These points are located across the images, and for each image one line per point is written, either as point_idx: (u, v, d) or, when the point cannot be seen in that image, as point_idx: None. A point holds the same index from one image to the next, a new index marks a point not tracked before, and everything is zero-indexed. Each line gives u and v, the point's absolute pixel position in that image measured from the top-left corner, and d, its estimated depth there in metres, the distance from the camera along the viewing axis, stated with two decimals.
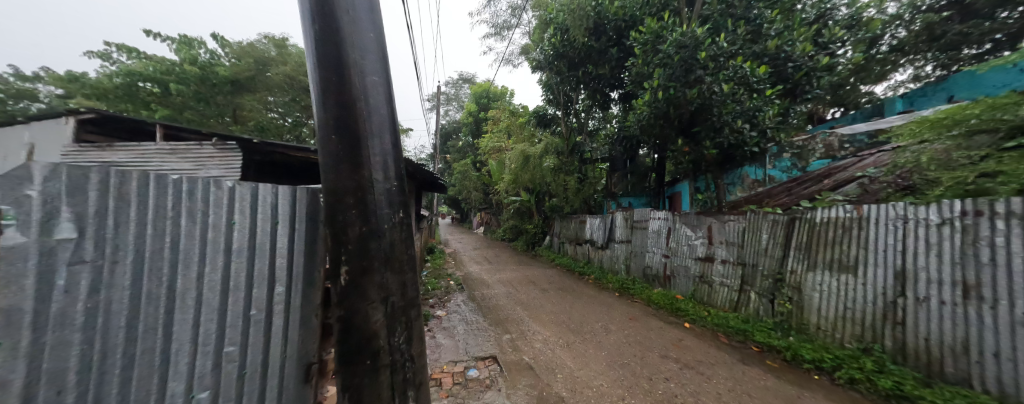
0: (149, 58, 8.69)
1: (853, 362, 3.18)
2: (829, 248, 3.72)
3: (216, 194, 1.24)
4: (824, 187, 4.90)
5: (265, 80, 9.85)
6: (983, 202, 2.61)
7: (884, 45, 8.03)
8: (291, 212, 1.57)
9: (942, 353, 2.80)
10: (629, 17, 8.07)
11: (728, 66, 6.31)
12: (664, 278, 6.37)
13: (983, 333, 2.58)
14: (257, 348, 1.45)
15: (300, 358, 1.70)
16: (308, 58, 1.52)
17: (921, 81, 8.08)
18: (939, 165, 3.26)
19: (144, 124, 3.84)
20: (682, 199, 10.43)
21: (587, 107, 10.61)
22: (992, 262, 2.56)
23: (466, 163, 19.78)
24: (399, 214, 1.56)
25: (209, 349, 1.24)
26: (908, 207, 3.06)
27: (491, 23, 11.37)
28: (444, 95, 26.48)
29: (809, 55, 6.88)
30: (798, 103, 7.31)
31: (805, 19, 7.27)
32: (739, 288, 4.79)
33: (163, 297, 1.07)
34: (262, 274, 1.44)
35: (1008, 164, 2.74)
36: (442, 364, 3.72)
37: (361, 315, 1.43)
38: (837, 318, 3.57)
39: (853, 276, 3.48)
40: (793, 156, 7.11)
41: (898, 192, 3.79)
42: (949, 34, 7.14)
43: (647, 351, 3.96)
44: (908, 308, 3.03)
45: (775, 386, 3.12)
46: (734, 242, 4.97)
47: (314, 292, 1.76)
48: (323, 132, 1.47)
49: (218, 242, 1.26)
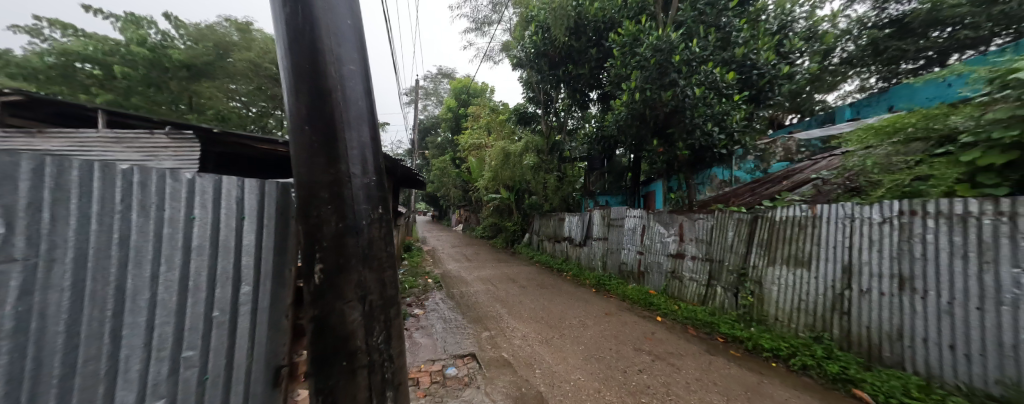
0: (89, 36, 7.74)
1: (806, 350, 3.47)
2: (787, 244, 4.02)
3: (174, 186, 1.14)
4: (782, 188, 5.25)
5: (227, 67, 9.14)
6: (917, 203, 2.91)
7: (836, 57, 8.98)
8: (259, 207, 1.48)
9: (880, 339, 3.11)
10: (607, 19, 8.31)
11: (700, 71, 6.60)
12: (639, 275, 6.62)
13: (915, 321, 2.88)
14: (219, 353, 1.34)
15: (268, 362, 1.61)
16: (278, 44, 1.42)
17: (865, 91, 8.92)
18: (880, 169, 3.57)
19: (80, 108, 3.42)
20: (656, 199, 10.86)
21: (567, 107, 10.63)
22: (923, 256, 2.86)
23: (446, 160, 19.57)
24: (378, 209, 1.51)
25: (165, 354, 1.14)
26: (855, 208, 3.36)
27: (472, 17, 11.23)
28: (421, 90, 25.73)
29: (772, 64, 7.34)
30: (761, 109, 7.82)
31: (769, 29, 7.74)
32: (707, 283, 5.06)
33: (110, 298, 0.97)
34: (226, 274, 1.35)
35: (937, 169, 3.06)
36: (420, 363, 3.65)
37: (336, 314, 1.36)
38: (793, 308, 3.87)
39: (807, 270, 3.77)
40: (757, 159, 7.41)
41: (846, 192, 4.17)
42: (890, 50, 7.89)
43: (622, 344, 4.11)
44: (853, 299, 3.34)
45: (737, 374, 3.34)
46: (703, 239, 5.24)
47: (284, 292, 1.67)
48: (296, 123, 1.38)
49: (176, 240, 1.15)
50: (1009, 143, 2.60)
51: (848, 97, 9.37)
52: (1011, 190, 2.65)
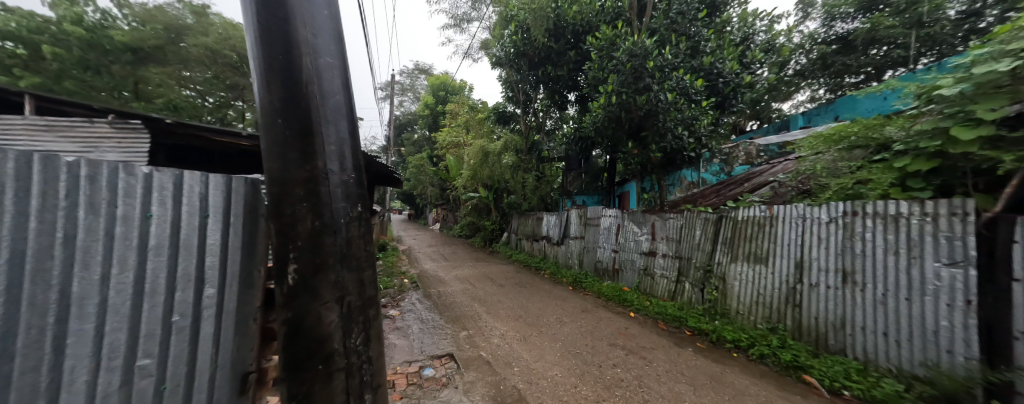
0: (8, 10, 6.28)
1: (763, 340, 3.75)
2: (748, 242, 4.32)
3: (128, 181, 1.05)
4: (744, 189, 5.64)
5: (181, 52, 7.76)
6: (857, 204, 3.23)
7: (791, 69, 9.78)
8: (225, 204, 1.38)
9: (826, 328, 3.42)
10: (585, 23, 8.51)
11: (672, 77, 6.96)
12: (613, 272, 6.86)
13: (856, 310, 3.20)
14: (179, 360, 1.25)
15: (233, 369, 1.51)
16: (246, 31, 1.33)
17: (815, 102, 9.75)
18: (828, 173, 3.94)
19: (2, 91, 3.01)
20: (629, 199, 11.28)
21: (545, 107, 10.78)
22: (863, 253, 3.18)
23: (422, 158, 19.18)
24: (357, 207, 1.47)
25: (115, 364, 1.04)
26: (807, 208, 3.68)
27: (450, 13, 11.09)
28: (397, 85, 24.98)
29: (735, 73, 7.82)
30: (726, 115, 8.31)
31: (733, 40, 8.25)
32: (676, 280, 5.32)
33: (52, 302, 0.88)
34: (188, 275, 1.25)
35: (874, 174, 3.41)
36: (396, 365, 3.58)
37: (311, 315, 1.31)
38: (752, 302, 4.16)
39: (765, 266, 4.07)
40: (722, 162, 7.96)
41: (799, 194, 4.54)
42: (836, 65, 8.69)
43: (597, 340, 4.23)
44: (804, 292, 3.65)
45: (703, 365, 3.54)
46: (673, 237, 5.51)
47: (253, 294, 1.58)
48: (267, 116, 1.31)
49: (129, 239, 1.06)
50: (932, 151, 2.96)
51: (800, 106, 10.19)
52: (933, 193, 3.01)
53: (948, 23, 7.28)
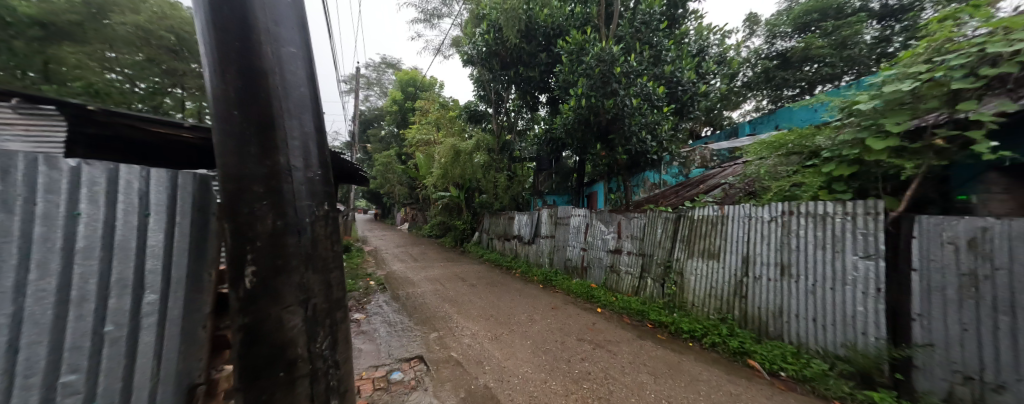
0: None
1: (714, 329, 4.09)
2: (703, 239, 4.68)
3: (50, 175, 0.93)
4: (700, 190, 6.09)
5: (105, 30, 5.56)
6: (792, 205, 3.64)
7: (739, 80, 10.81)
8: (169, 202, 1.28)
9: (767, 316, 3.81)
10: (556, 26, 8.71)
11: (636, 83, 7.30)
12: (582, 270, 7.10)
13: (791, 300, 3.60)
14: (113, 374, 1.12)
15: (179, 382, 1.40)
16: (194, 13, 1.22)
17: (759, 111, 10.78)
18: (770, 175, 4.36)
19: None
20: (597, 199, 11.73)
21: (517, 108, 10.89)
22: (797, 248, 3.59)
23: (389, 156, 18.45)
24: (323, 206, 1.41)
25: (35, 382, 0.91)
26: (752, 208, 4.07)
27: (420, 8, 10.82)
28: (362, 79, 23.84)
29: (693, 82, 8.40)
30: (684, 121, 8.91)
31: (691, 50, 8.86)
32: (639, 276, 5.63)
33: None
34: (123, 279, 1.14)
35: (806, 178, 3.85)
36: (361, 371, 3.44)
37: (272, 320, 1.24)
38: (706, 295, 4.52)
39: (717, 261, 4.44)
40: (680, 165, 8.58)
41: (745, 195, 5.00)
42: (776, 79, 9.68)
43: (566, 336, 4.37)
44: (749, 284, 4.03)
45: (663, 355, 3.79)
46: (637, 236, 5.81)
47: (202, 298, 1.48)
48: (220, 107, 1.22)
49: (52, 241, 0.93)
50: (852, 159, 3.40)
51: (747, 114, 11.21)
52: (853, 195, 3.47)
53: (864, 47, 8.35)
